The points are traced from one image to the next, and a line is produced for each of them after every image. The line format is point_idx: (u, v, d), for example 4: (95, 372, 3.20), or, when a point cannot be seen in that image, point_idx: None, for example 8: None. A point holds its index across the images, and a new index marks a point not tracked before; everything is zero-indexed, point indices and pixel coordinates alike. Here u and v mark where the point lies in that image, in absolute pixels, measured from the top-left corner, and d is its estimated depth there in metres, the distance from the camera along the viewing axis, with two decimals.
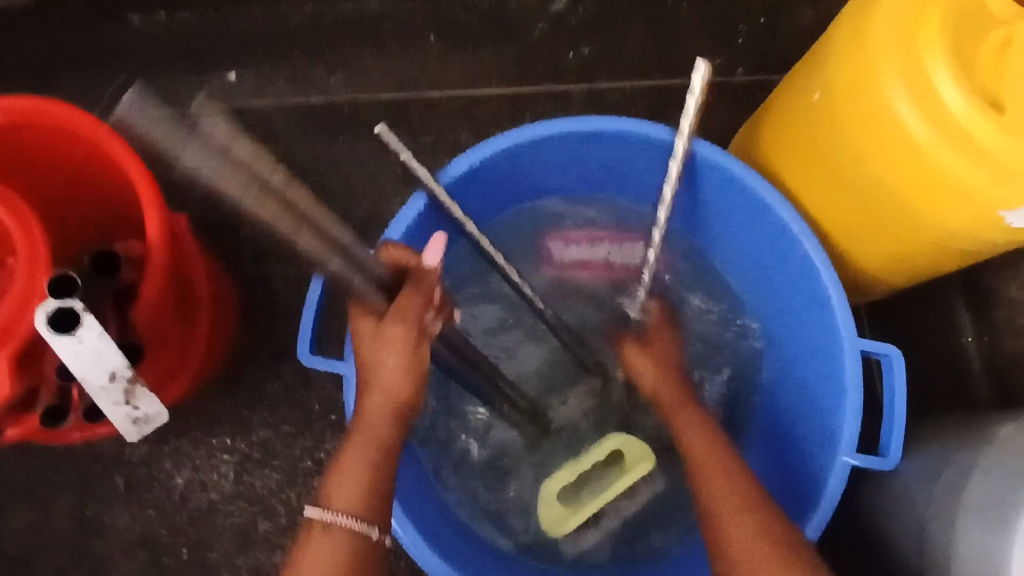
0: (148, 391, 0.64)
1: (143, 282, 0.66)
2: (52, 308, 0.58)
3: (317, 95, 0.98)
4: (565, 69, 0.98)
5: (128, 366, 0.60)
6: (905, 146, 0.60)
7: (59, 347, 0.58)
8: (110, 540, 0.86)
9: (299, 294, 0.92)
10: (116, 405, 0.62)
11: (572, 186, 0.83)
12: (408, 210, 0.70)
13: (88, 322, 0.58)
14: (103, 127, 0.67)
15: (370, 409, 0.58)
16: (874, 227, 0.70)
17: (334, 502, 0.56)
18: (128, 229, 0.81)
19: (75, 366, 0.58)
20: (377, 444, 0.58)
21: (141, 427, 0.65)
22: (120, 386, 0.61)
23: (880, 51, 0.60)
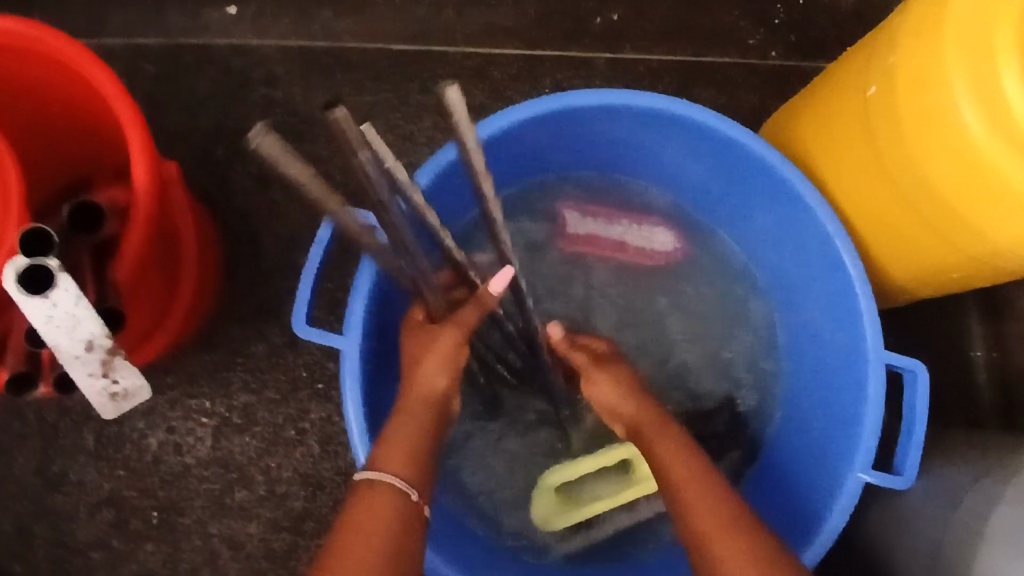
0: (129, 362, 0.58)
1: (125, 235, 0.60)
2: (23, 265, 0.52)
3: (322, 40, 0.90)
4: (591, 35, 0.91)
5: (107, 335, 0.55)
6: (962, 151, 0.56)
7: (30, 309, 0.52)
8: (75, 497, 0.81)
9: (290, 254, 0.86)
10: (92, 377, 0.57)
11: (591, 158, 0.78)
12: (436, 158, 0.66)
13: (63, 283, 0.52)
14: (89, 56, 0.60)
15: (409, 410, 0.58)
16: (912, 235, 0.66)
17: (386, 464, 0.55)
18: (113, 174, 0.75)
19: (46, 332, 0.53)
20: (421, 429, 0.57)
21: (119, 403, 0.60)
22: (97, 357, 0.56)
23: (951, 45, 0.55)
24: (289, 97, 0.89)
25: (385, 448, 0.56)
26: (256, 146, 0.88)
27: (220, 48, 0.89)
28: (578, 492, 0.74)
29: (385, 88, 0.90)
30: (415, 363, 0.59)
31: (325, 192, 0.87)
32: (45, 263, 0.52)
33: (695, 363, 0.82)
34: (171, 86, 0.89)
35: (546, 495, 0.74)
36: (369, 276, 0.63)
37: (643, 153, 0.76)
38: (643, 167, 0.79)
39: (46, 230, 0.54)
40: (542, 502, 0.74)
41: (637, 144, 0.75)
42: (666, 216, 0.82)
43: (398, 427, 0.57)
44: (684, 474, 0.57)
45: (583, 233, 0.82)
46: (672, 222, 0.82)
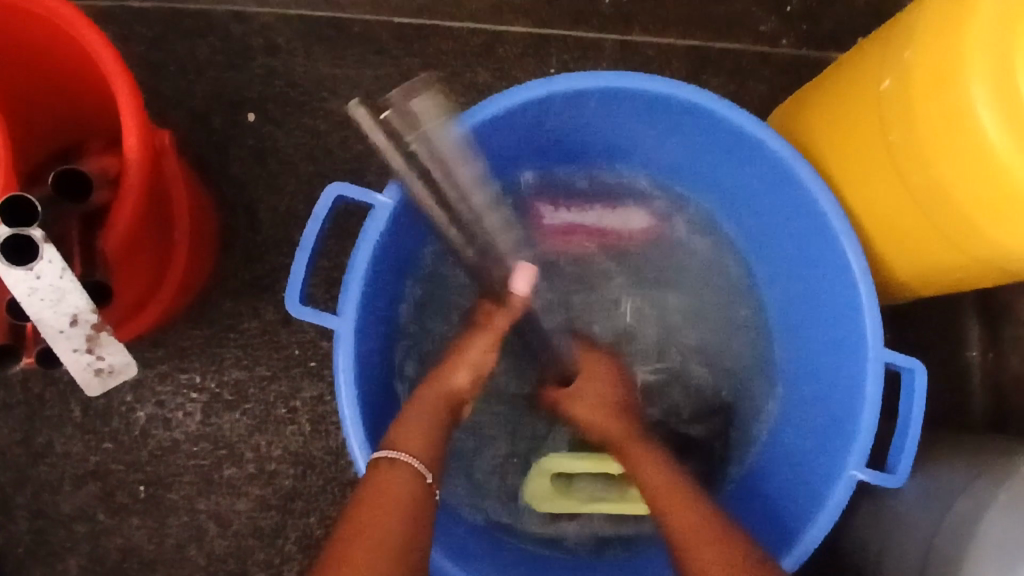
0: (116, 339, 0.56)
1: (116, 203, 0.59)
2: (3, 237, 0.51)
3: (323, 9, 0.87)
4: (599, 14, 0.89)
5: (92, 311, 0.53)
6: (976, 151, 0.55)
7: (13, 280, 0.51)
8: (61, 469, 0.80)
9: (285, 229, 0.84)
10: (76, 353, 0.55)
11: (577, 147, 0.76)
12: (520, 91, 0.65)
13: (47, 256, 0.51)
14: (81, 18, 0.57)
15: (420, 411, 0.64)
16: (919, 234, 0.65)
17: (402, 444, 0.60)
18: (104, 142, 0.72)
19: (29, 304, 0.52)
20: (433, 427, 0.63)
21: (105, 381, 0.58)
22: (83, 332, 0.54)
23: (973, 43, 0.53)
24: (288, 68, 0.87)
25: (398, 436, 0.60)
26: (253, 118, 0.86)
27: (217, 14, 0.87)
28: (572, 487, 0.75)
29: (388, 62, 0.88)
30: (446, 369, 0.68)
31: (324, 168, 0.86)
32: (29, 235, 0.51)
33: (683, 352, 0.81)
34: (168, 52, 0.86)
35: (544, 477, 0.74)
36: (369, 253, 0.62)
37: (632, 140, 0.75)
38: (636, 155, 0.78)
39: (31, 201, 0.52)
40: (537, 481, 0.74)
41: (628, 131, 0.74)
42: (652, 202, 0.81)
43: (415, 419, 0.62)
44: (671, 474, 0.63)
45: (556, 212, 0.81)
46: (660, 204, 0.81)
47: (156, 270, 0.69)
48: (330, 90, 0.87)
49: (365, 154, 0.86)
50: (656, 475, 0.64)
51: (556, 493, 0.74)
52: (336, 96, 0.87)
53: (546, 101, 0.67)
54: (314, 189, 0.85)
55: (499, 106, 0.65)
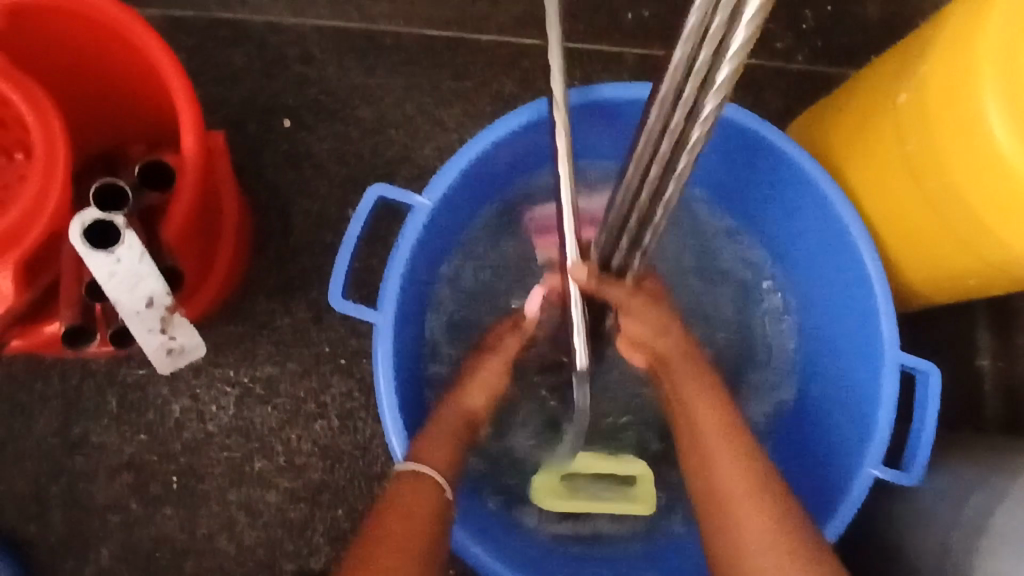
0: (185, 320, 0.60)
1: (176, 193, 0.61)
2: (90, 222, 0.55)
3: (357, 21, 0.91)
4: (622, 30, 0.92)
5: (167, 294, 0.57)
6: (988, 161, 0.57)
7: (94, 263, 0.55)
8: (95, 459, 0.82)
9: (318, 231, 0.87)
10: (151, 333, 0.59)
11: (593, 151, 0.78)
12: (548, 102, 0.67)
13: (127, 240, 0.55)
14: (142, 24, 0.61)
15: (443, 417, 0.67)
16: (932, 238, 0.68)
17: (423, 458, 0.61)
18: (162, 140, 0.75)
19: (108, 286, 0.55)
20: (453, 442, 0.64)
21: (175, 359, 0.62)
22: (155, 314, 0.58)
23: (986, 54, 0.56)
24: (323, 77, 0.90)
25: (422, 443, 0.62)
26: (287, 124, 0.89)
27: (255, 24, 0.90)
28: (581, 489, 0.73)
29: (418, 72, 0.91)
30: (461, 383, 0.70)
31: (355, 173, 0.89)
32: (111, 220, 0.55)
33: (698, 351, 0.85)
34: (205, 60, 0.90)
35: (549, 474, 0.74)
36: (407, 253, 0.65)
37: None
38: None
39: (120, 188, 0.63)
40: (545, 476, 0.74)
41: None
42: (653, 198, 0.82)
43: (433, 437, 0.63)
44: (712, 427, 0.60)
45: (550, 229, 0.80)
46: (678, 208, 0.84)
47: (206, 261, 0.72)
48: (363, 98, 0.90)
49: (396, 159, 0.90)
50: (710, 413, 0.61)
51: (568, 494, 0.73)
52: (368, 103, 0.90)
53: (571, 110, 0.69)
54: (345, 192, 0.89)
55: (527, 117, 0.67)
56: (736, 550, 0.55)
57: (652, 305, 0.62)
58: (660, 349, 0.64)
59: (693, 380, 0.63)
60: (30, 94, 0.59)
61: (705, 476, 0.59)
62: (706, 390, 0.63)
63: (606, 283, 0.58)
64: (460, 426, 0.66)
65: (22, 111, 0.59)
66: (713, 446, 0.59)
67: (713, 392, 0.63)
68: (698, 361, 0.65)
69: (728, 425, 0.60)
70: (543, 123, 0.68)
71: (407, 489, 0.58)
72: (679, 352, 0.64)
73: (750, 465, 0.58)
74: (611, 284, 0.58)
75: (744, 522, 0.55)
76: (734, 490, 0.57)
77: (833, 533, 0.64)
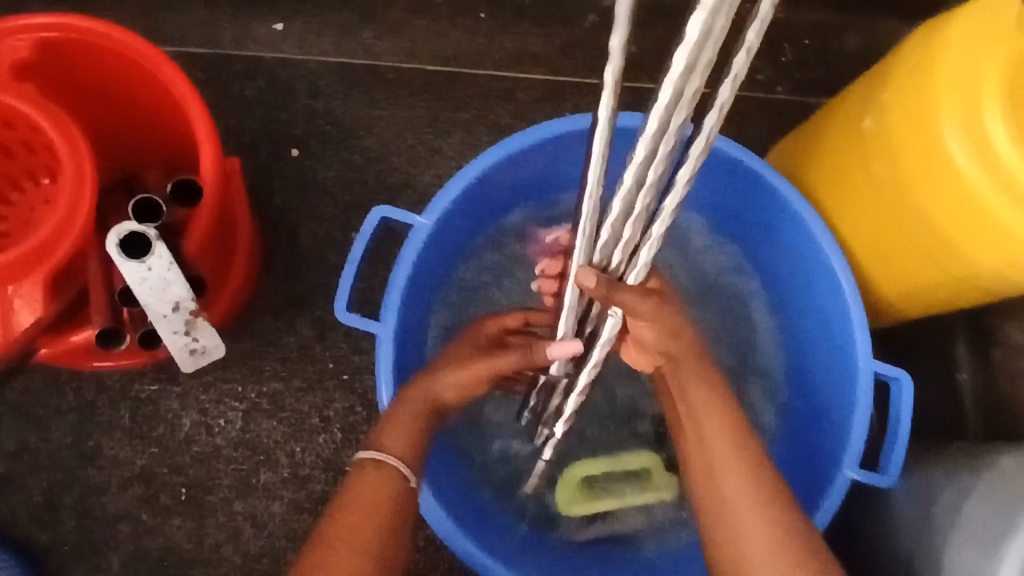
0: (208, 324, 0.68)
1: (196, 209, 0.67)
2: (126, 232, 0.61)
3: (363, 57, 0.97)
4: (610, 64, 0.98)
5: (191, 299, 0.64)
6: (950, 181, 0.62)
7: (128, 270, 0.61)
8: (107, 471, 0.85)
9: (323, 253, 0.92)
10: (176, 334, 0.66)
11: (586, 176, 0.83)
12: (541, 128, 0.72)
13: (158, 250, 0.61)
14: (164, 58, 0.67)
15: (409, 399, 0.62)
16: (899, 255, 0.72)
17: (386, 445, 0.59)
18: (179, 161, 0.80)
19: (139, 290, 0.62)
20: (415, 424, 0.60)
21: (198, 358, 0.69)
22: (181, 317, 0.65)
23: (942, 85, 0.61)
24: (329, 108, 0.96)
25: (384, 429, 0.60)
26: (295, 152, 0.95)
27: (266, 60, 0.96)
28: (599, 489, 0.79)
29: (419, 104, 0.97)
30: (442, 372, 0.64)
31: (359, 198, 0.94)
32: (144, 233, 0.61)
33: None
34: (219, 93, 0.95)
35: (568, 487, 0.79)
36: (408, 268, 0.69)
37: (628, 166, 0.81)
38: None
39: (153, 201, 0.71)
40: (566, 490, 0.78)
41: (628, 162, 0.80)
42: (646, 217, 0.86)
43: (399, 412, 0.61)
44: (718, 440, 0.61)
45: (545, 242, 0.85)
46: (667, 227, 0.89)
47: (221, 275, 0.76)
48: (366, 128, 0.96)
49: (398, 185, 0.95)
50: (718, 421, 0.61)
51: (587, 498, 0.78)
52: (371, 132, 0.96)
53: (563, 137, 0.74)
54: (350, 216, 0.93)
55: (521, 142, 0.72)
56: (736, 550, 0.57)
57: (666, 309, 0.57)
58: (672, 350, 0.61)
59: (699, 387, 0.62)
60: (56, 116, 0.64)
61: (705, 486, 0.60)
62: (711, 399, 0.62)
63: (617, 286, 0.53)
64: (421, 412, 0.61)
65: (49, 133, 0.64)
66: (719, 461, 0.60)
67: (719, 398, 0.62)
68: (707, 365, 0.63)
69: (738, 433, 0.61)
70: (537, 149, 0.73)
71: (366, 482, 0.56)
72: (692, 354, 0.61)
73: (754, 476, 0.59)
74: (623, 289, 0.53)
75: (748, 530, 0.57)
76: (736, 500, 0.58)
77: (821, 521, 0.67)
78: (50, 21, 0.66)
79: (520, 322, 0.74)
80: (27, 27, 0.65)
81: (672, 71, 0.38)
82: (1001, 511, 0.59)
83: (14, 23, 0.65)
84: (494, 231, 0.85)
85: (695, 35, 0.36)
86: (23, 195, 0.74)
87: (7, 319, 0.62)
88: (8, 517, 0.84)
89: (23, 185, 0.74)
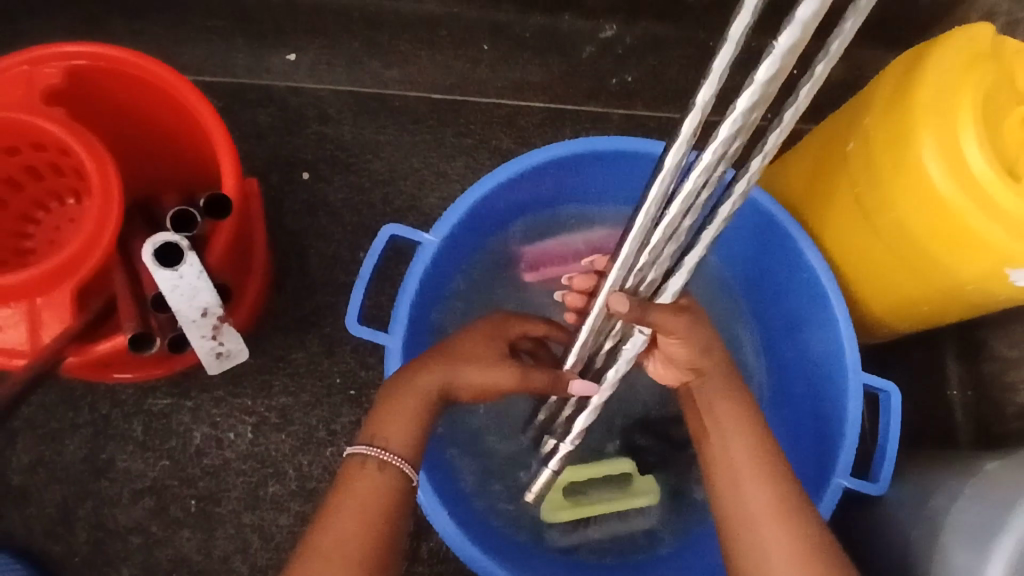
0: (233, 329, 0.72)
1: (218, 225, 0.70)
2: (160, 243, 0.66)
3: (371, 86, 1.02)
4: (606, 92, 1.03)
5: (219, 305, 0.68)
6: (928, 200, 0.66)
7: (160, 279, 0.65)
8: (119, 483, 0.87)
9: (332, 272, 0.95)
10: (203, 339, 0.70)
11: (584, 197, 0.88)
12: (548, 150, 0.76)
13: (189, 260, 0.65)
14: (190, 85, 0.71)
15: (419, 383, 0.60)
16: (885, 268, 0.76)
17: (391, 445, 0.58)
18: (197, 179, 0.84)
19: (171, 298, 0.66)
20: (419, 407, 0.60)
21: (223, 362, 0.73)
22: (209, 322, 0.69)
23: (918, 109, 0.66)
24: (339, 133, 1.00)
25: (382, 419, 0.59)
26: (306, 176, 0.98)
27: (279, 88, 1.01)
28: (584, 497, 0.81)
29: (424, 131, 1.01)
30: (469, 365, 0.62)
31: (366, 219, 0.98)
32: (177, 243, 0.66)
33: None
34: (233, 119, 1.00)
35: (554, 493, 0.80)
36: (418, 280, 0.73)
37: (624, 188, 0.85)
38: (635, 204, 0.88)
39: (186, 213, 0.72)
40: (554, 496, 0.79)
41: (625, 184, 0.84)
42: None
43: (397, 399, 0.59)
44: (743, 443, 0.60)
45: (546, 263, 0.91)
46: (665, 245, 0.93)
47: (239, 288, 0.79)
48: (374, 153, 1.00)
49: (404, 207, 0.99)
50: (742, 436, 0.60)
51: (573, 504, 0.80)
52: (379, 157, 1.00)
53: (568, 158, 0.78)
54: (358, 237, 0.97)
55: (529, 162, 0.76)
56: (758, 555, 0.55)
57: (700, 322, 0.58)
58: (698, 364, 0.61)
59: (724, 393, 0.62)
60: (82, 133, 0.66)
61: (726, 486, 0.59)
62: (735, 403, 0.62)
63: (649, 306, 0.54)
64: (426, 401, 0.60)
65: (76, 150, 0.66)
66: (741, 462, 0.59)
67: (741, 405, 0.62)
68: (732, 374, 0.63)
69: (763, 447, 0.60)
70: (542, 168, 0.77)
71: (362, 483, 0.55)
72: (718, 372, 0.62)
73: (776, 483, 0.58)
74: (654, 309, 0.54)
75: (770, 537, 0.55)
76: (761, 502, 0.57)
77: (825, 512, 0.70)
78: (83, 49, 0.70)
79: (542, 333, 0.74)
80: (63, 53, 0.69)
81: (737, 107, 0.41)
82: (988, 515, 0.61)
83: (52, 50, 0.69)
84: (495, 247, 0.88)
85: (763, 78, 0.39)
86: (48, 214, 0.79)
87: (34, 332, 0.65)
88: (21, 529, 0.85)
89: (48, 205, 0.79)
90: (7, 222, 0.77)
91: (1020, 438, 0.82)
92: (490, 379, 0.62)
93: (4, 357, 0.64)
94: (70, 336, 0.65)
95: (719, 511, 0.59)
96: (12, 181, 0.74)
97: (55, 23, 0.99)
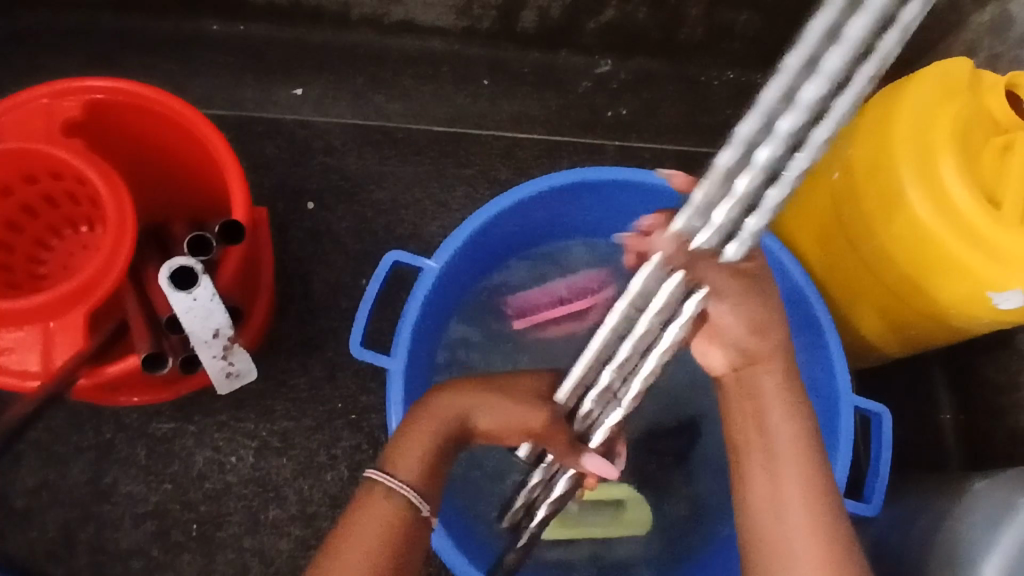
0: (242, 349, 0.74)
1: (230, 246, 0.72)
2: (176, 267, 0.68)
3: (375, 118, 1.05)
4: (601, 125, 1.06)
5: (231, 326, 0.70)
6: (911, 226, 0.68)
7: (176, 301, 0.67)
8: (121, 506, 0.88)
9: (334, 298, 0.97)
10: (214, 359, 0.72)
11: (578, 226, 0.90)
12: (542, 181, 0.79)
13: (204, 283, 0.67)
14: (203, 119, 0.74)
15: (442, 405, 0.61)
16: (874, 295, 0.78)
17: (398, 471, 0.57)
18: (205, 209, 0.87)
19: (186, 319, 0.68)
20: (434, 430, 0.59)
21: (232, 381, 0.76)
22: (220, 343, 0.71)
23: (899, 143, 0.69)
24: (342, 163, 1.03)
25: (400, 444, 0.59)
26: (310, 205, 1.01)
27: (285, 120, 1.04)
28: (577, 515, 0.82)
29: (426, 162, 1.04)
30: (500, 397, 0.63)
31: (369, 247, 1.00)
32: (192, 267, 0.68)
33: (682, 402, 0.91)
34: (240, 149, 1.02)
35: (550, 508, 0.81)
36: (418, 305, 0.75)
37: (619, 217, 0.88)
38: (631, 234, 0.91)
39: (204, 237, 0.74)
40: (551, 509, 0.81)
41: (619, 212, 0.87)
42: None
43: (417, 421, 0.60)
44: (783, 431, 0.53)
45: (546, 296, 0.93)
46: None
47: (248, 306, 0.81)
48: (377, 183, 1.03)
49: (407, 235, 1.01)
50: (783, 420, 0.53)
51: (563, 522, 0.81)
52: (382, 187, 1.03)
53: (562, 188, 0.81)
54: (361, 264, 0.99)
55: (527, 192, 0.79)
56: (783, 547, 0.51)
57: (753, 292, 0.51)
58: (751, 344, 0.53)
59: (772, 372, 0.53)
60: (99, 165, 0.69)
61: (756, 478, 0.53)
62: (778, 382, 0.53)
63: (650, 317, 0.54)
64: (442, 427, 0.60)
65: (93, 180, 0.69)
66: (780, 452, 0.53)
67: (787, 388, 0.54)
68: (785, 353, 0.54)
69: (803, 432, 0.53)
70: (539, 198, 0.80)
71: (380, 512, 0.55)
72: (772, 353, 0.53)
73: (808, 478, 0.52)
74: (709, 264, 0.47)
75: (797, 533, 0.51)
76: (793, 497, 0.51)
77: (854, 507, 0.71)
78: (103, 84, 0.73)
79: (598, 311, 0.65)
80: (81, 88, 0.72)
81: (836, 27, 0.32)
82: (977, 530, 0.63)
83: (71, 84, 0.72)
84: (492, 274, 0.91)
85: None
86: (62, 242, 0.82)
87: (47, 355, 0.67)
88: (22, 553, 0.86)
89: (62, 233, 0.82)
90: (22, 248, 0.79)
91: (1011, 459, 0.84)
92: (516, 411, 0.62)
93: (14, 378, 0.66)
94: (82, 357, 0.67)
95: (747, 497, 0.53)
96: (28, 209, 0.77)
97: (70, 58, 1.02)
